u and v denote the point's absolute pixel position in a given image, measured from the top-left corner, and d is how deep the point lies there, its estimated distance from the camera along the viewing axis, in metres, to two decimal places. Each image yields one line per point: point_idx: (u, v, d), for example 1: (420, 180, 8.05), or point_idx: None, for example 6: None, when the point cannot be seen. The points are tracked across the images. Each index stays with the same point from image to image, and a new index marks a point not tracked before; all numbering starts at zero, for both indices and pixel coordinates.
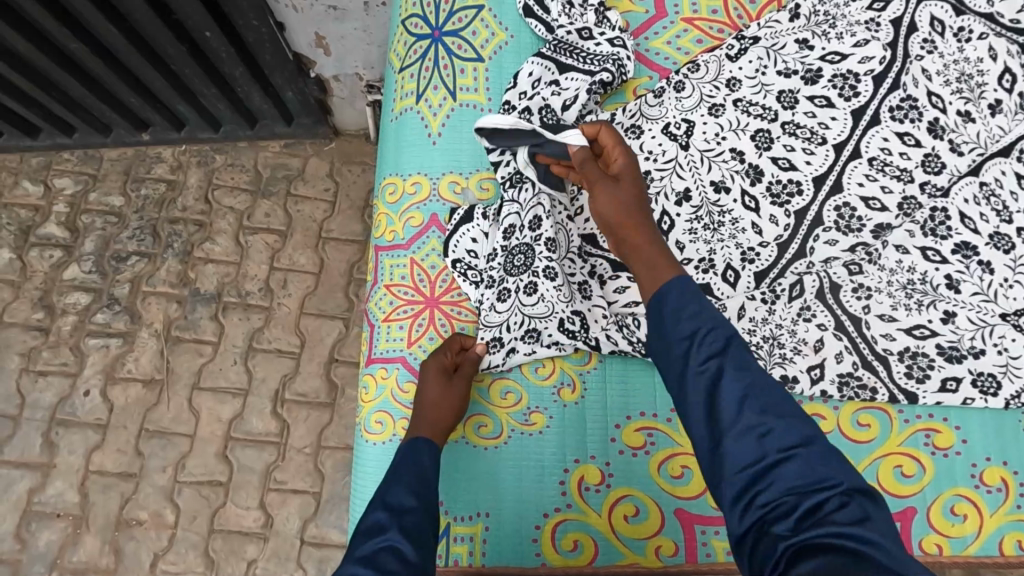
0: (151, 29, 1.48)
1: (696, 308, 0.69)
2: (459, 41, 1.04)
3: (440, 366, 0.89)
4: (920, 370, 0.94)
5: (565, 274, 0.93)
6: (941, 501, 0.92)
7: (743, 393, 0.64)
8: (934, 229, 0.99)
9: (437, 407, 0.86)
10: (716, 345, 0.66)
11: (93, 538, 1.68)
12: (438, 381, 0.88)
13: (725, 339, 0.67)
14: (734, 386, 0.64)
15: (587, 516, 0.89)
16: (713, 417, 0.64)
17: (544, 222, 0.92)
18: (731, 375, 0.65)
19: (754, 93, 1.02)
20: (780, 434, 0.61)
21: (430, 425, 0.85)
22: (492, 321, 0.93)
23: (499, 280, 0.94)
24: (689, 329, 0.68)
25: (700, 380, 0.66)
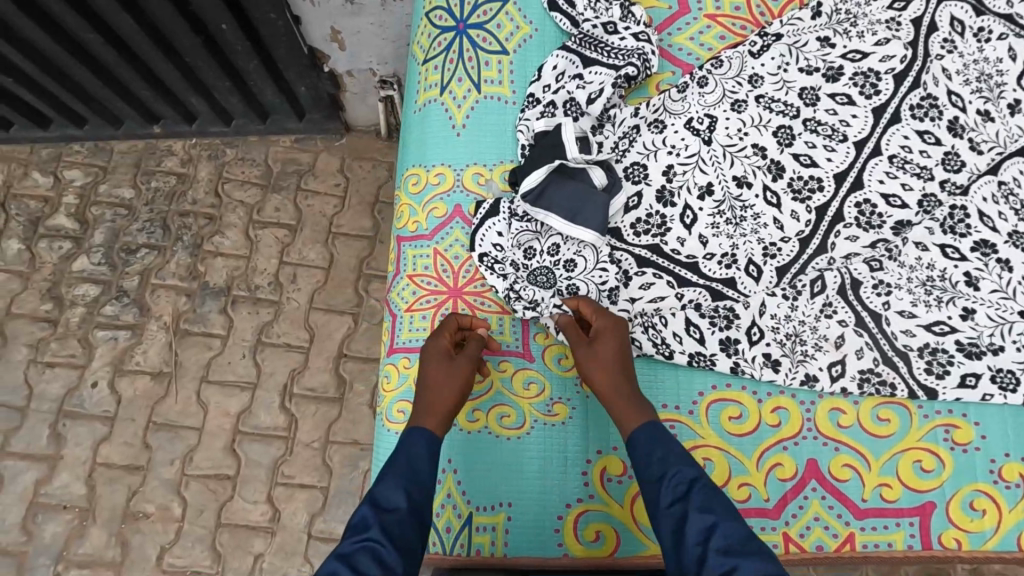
0: (168, 22, 1.50)
1: (669, 452, 0.77)
2: (483, 34, 1.05)
3: (438, 349, 0.87)
4: (940, 366, 0.95)
5: (591, 286, 0.94)
6: (960, 496, 0.93)
7: (710, 524, 0.70)
8: (953, 227, 0.99)
9: (438, 391, 0.84)
10: (684, 484, 0.74)
11: (99, 531, 1.68)
12: (438, 364, 0.86)
13: (690, 481, 0.75)
14: (697, 519, 0.71)
15: (609, 508, 0.90)
16: (681, 550, 0.70)
17: (563, 249, 0.96)
18: (695, 514, 0.71)
19: (776, 90, 1.03)
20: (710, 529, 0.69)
21: (428, 408, 0.83)
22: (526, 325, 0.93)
23: (524, 293, 0.95)
24: (659, 472, 0.76)
25: (671, 520, 0.73)
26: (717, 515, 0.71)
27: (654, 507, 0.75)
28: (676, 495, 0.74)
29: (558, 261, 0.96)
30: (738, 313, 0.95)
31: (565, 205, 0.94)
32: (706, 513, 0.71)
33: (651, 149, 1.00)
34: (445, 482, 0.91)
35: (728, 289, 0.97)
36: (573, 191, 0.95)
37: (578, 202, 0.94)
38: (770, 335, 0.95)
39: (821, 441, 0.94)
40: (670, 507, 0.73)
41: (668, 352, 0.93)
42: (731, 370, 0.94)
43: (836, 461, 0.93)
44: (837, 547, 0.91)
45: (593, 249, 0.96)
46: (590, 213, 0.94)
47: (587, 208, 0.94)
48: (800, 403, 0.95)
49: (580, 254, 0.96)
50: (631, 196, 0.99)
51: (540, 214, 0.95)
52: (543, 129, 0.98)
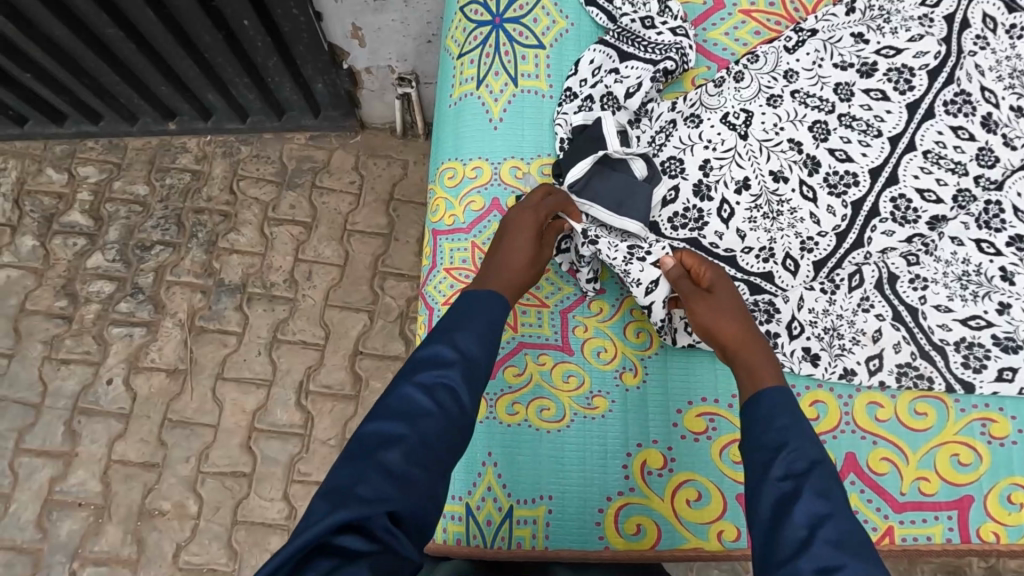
0: (191, 17, 1.49)
1: (793, 423, 0.72)
2: (520, 28, 1.05)
3: (535, 226, 0.89)
4: (976, 360, 0.95)
5: None
6: (997, 490, 0.93)
7: (824, 513, 0.65)
8: (988, 222, 1.00)
9: (522, 267, 0.87)
10: (801, 464, 0.69)
11: (115, 528, 1.67)
12: (530, 243, 0.88)
13: (811, 461, 0.69)
14: (810, 503, 0.66)
15: (649, 500, 0.89)
16: (781, 529, 0.65)
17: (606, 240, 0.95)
18: (810, 497, 0.66)
19: (811, 85, 1.04)
20: (809, 513, 0.65)
21: (512, 279, 0.86)
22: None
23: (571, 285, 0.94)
24: (778, 441, 0.71)
25: (778, 493, 0.68)
26: (831, 506, 0.66)
27: (760, 477, 0.70)
28: (790, 471, 0.69)
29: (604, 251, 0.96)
30: (778, 307, 0.95)
31: (611, 194, 0.95)
32: (822, 502, 0.66)
33: (688, 144, 1.01)
34: (484, 475, 0.91)
35: (766, 283, 0.97)
36: (617, 182, 0.95)
37: (624, 193, 0.95)
38: (808, 329, 0.95)
39: (859, 435, 0.94)
40: (782, 480, 0.69)
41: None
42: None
43: (875, 454, 0.93)
44: (876, 540, 0.91)
45: (637, 241, 0.95)
46: (635, 204, 0.94)
47: (632, 200, 0.95)
48: (837, 396, 0.95)
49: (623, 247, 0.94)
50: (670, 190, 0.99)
51: (584, 205, 0.94)
52: (584, 123, 0.98)
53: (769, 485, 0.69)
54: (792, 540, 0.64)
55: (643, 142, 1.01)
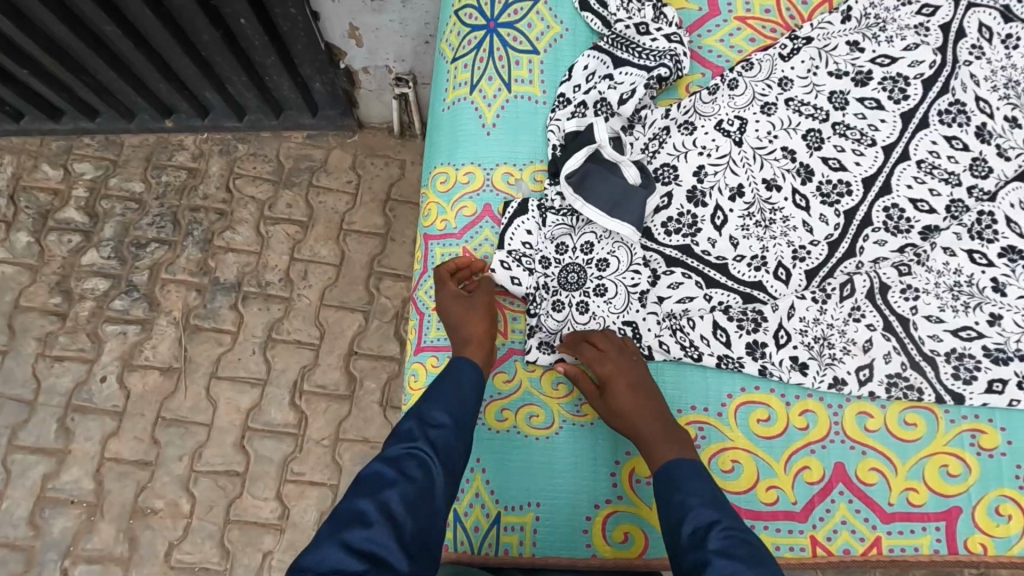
0: (189, 15, 1.49)
1: (688, 495, 0.78)
2: (514, 33, 1.05)
3: (452, 288, 0.94)
4: (967, 371, 0.95)
5: (621, 288, 0.96)
6: (986, 501, 0.93)
7: (732, 569, 0.68)
8: (980, 233, 1.00)
9: (468, 325, 0.91)
10: (704, 527, 0.74)
11: (108, 526, 1.67)
12: (456, 303, 0.93)
13: (710, 523, 0.74)
14: (716, 563, 0.69)
15: (637, 508, 0.89)
16: None
17: (597, 247, 0.97)
18: (717, 557, 0.70)
19: (806, 93, 1.03)
20: (721, 567, 0.69)
21: (468, 342, 0.89)
22: (549, 326, 0.95)
23: (553, 290, 0.96)
24: (680, 514, 0.76)
25: (692, 560, 0.72)
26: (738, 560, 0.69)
27: (679, 552, 0.74)
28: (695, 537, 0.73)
29: (592, 260, 0.97)
30: (766, 316, 0.96)
31: (605, 196, 0.95)
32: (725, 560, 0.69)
33: (682, 150, 1.00)
34: (473, 481, 0.91)
35: (758, 291, 0.97)
36: (613, 183, 0.95)
37: (618, 197, 0.94)
38: (797, 338, 0.96)
39: (848, 445, 0.94)
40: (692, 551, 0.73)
41: (697, 354, 0.94)
42: (759, 373, 0.94)
43: (864, 464, 0.93)
44: (864, 550, 0.91)
45: (627, 250, 0.96)
46: (630, 206, 0.94)
47: (625, 203, 0.94)
48: (827, 406, 0.95)
49: (615, 253, 0.96)
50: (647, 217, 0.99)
51: (578, 203, 0.95)
52: (576, 129, 0.98)
53: (682, 556, 0.73)
54: None
55: (636, 148, 1.01)
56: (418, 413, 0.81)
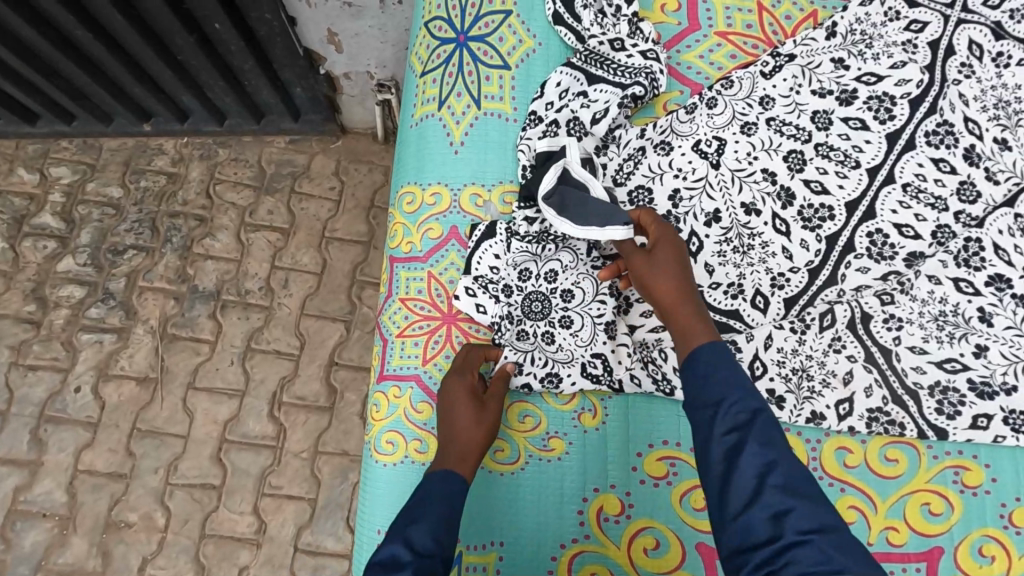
0: (161, 19, 1.42)
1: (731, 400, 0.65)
2: (485, 47, 1.01)
3: (468, 388, 0.85)
4: (951, 406, 0.91)
5: (587, 319, 0.91)
6: (969, 541, 0.89)
7: (770, 460, 0.61)
8: (968, 260, 0.96)
9: (473, 435, 0.81)
10: (745, 413, 0.64)
11: (80, 540, 1.60)
12: (469, 409, 0.83)
13: (753, 411, 0.64)
14: (771, 499, 0.59)
15: (605, 548, 0.86)
16: (731, 482, 0.62)
17: (561, 276, 0.93)
18: (755, 447, 0.62)
19: (788, 113, 1.00)
20: (756, 459, 0.61)
21: (468, 454, 0.79)
22: (518, 346, 0.90)
23: (518, 319, 0.91)
24: (718, 395, 0.65)
25: (722, 449, 0.63)
26: (776, 451, 0.62)
27: (721, 479, 0.63)
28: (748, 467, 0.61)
29: (556, 290, 0.92)
30: (742, 347, 0.92)
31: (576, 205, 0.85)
32: (785, 497, 0.59)
33: (657, 172, 0.96)
34: None
35: (734, 321, 0.94)
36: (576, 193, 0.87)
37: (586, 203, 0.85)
38: (774, 370, 0.91)
39: (825, 482, 0.90)
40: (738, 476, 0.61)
41: (669, 387, 0.89)
42: None
43: (841, 502, 0.90)
44: None
45: (592, 280, 0.92)
46: (593, 205, 0.84)
47: (591, 203, 0.84)
48: (805, 441, 0.91)
49: (580, 283, 0.92)
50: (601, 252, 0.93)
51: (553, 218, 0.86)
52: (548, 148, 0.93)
53: (711, 441, 0.64)
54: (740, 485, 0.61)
55: (610, 170, 0.97)
56: (405, 534, 0.67)
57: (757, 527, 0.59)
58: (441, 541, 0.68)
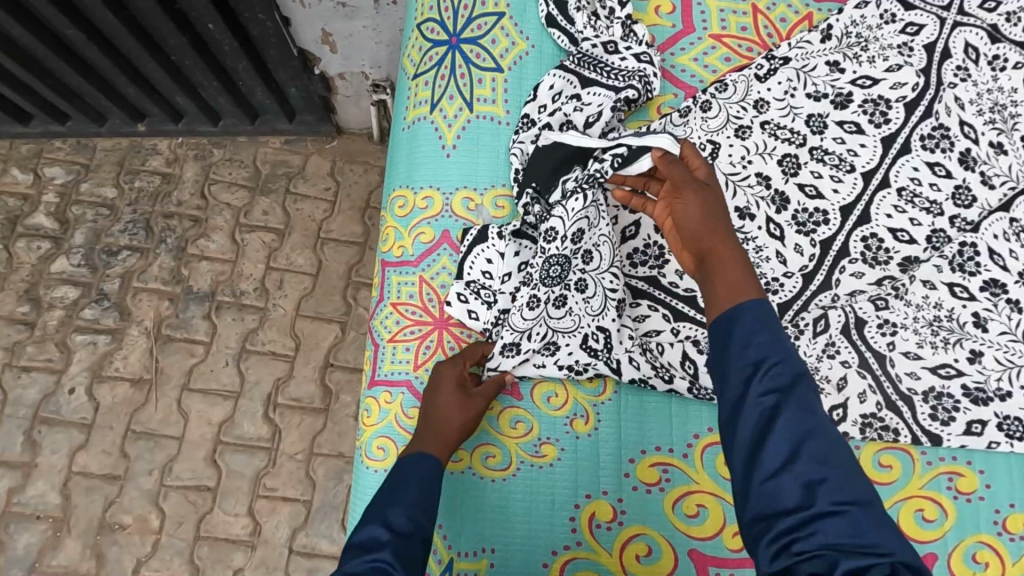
0: (154, 19, 1.40)
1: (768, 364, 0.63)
2: (477, 49, 1.00)
3: (456, 376, 0.85)
4: (945, 412, 0.91)
5: (599, 287, 0.87)
6: (963, 548, 0.88)
7: (809, 427, 0.60)
8: (962, 265, 0.95)
9: (453, 423, 0.82)
10: (786, 378, 0.62)
11: (74, 542, 1.59)
12: (454, 397, 0.83)
13: (794, 375, 0.62)
14: (805, 467, 0.58)
15: (597, 555, 0.85)
16: (763, 444, 0.60)
17: (586, 235, 0.87)
18: (792, 413, 0.60)
19: (783, 116, 0.99)
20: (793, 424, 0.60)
21: (445, 440, 0.80)
22: (515, 325, 0.88)
23: (534, 283, 0.90)
24: (756, 356, 0.64)
25: (758, 412, 0.62)
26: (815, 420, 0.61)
27: (751, 442, 0.61)
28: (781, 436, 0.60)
29: (578, 250, 0.88)
30: None
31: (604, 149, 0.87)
32: (818, 469, 0.58)
33: None
34: None
35: None
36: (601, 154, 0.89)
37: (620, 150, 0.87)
38: None
39: None
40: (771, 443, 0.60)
41: (667, 375, 0.89)
42: None
43: None
44: None
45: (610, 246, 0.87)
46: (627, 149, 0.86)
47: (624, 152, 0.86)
48: None
49: (599, 246, 0.87)
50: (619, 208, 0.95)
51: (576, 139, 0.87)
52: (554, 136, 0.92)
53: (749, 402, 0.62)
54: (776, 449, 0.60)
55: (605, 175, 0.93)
56: (384, 515, 0.70)
57: (787, 490, 0.58)
58: (419, 521, 0.71)
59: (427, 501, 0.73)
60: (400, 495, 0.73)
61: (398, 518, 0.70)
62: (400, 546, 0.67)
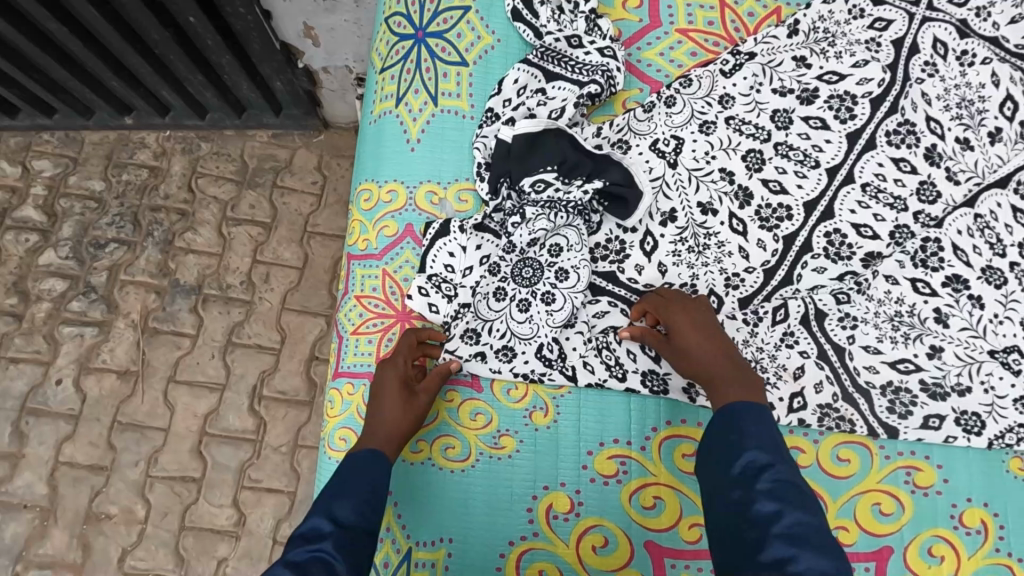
0: (134, 13, 1.39)
1: (748, 433, 0.72)
2: (442, 43, 1.01)
3: (399, 374, 0.86)
4: (902, 406, 0.91)
5: (567, 302, 0.90)
6: (919, 541, 0.89)
7: (766, 462, 0.69)
8: (925, 260, 0.95)
9: (396, 422, 0.83)
10: (745, 430, 0.72)
11: (61, 532, 1.61)
12: (397, 397, 0.84)
13: (752, 430, 0.72)
14: (763, 501, 0.66)
15: (554, 546, 0.86)
16: (724, 485, 0.71)
17: (564, 254, 0.91)
18: (750, 455, 0.70)
19: (747, 112, 0.99)
20: (749, 465, 0.70)
21: (389, 436, 0.82)
22: (480, 314, 0.91)
23: (503, 275, 0.92)
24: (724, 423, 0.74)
25: (722, 463, 0.72)
26: (773, 456, 0.70)
27: (716, 488, 0.72)
28: (742, 475, 0.70)
29: (554, 265, 0.91)
30: None
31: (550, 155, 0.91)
32: (774, 501, 0.66)
33: None
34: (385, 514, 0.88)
35: None
36: (559, 145, 0.91)
37: (572, 160, 0.91)
38: None
39: None
40: (737, 487, 0.70)
41: (621, 373, 0.90)
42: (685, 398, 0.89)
43: None
44: None
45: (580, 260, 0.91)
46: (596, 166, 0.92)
47: (579, 166, 0.91)
48: None
49: (578, 269, 0.91)
50: (592, 199, 0.93)
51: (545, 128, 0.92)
52: (528, 132, 0.92)
53: (714, 456, 0.73)
54: (733, 493, 0.69)
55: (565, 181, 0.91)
56: (329, 508, 0.74)
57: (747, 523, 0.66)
58: (364, 515, 0.75)
59: (372, 495, 0.77)
60: (346, 487, 0.76)
61: (344, 511, 0.74)
62: (344, 539, 0.71)
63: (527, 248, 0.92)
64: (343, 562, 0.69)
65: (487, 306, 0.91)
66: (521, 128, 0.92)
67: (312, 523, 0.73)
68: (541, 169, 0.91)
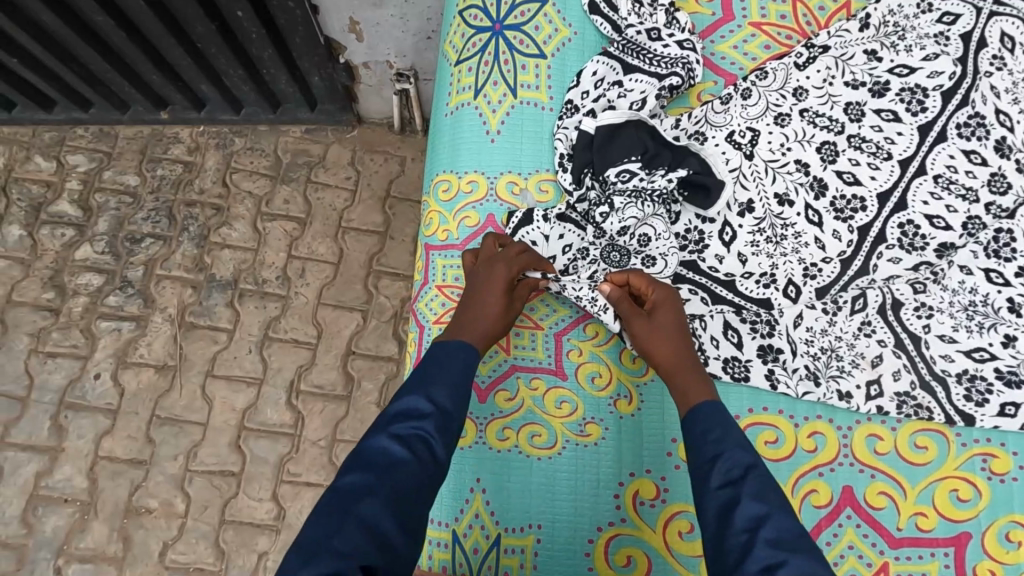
0: (183, 6, 1.40)
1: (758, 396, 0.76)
2: (520, 35, 1.02)
3: (506, 280, 0.86)
4: (979, 394, 0.92)
5: (658, 285, 0.92)
6: (996, 528, 0.89)
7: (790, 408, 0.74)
8: (997, 251, 0.97)
9: (491, 323, 0.85)
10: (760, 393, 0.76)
11: (102, 525, 1.60)
12: (499, 301, 0.85)
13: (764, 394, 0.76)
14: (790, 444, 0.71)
15: (641, 531, 0.87)
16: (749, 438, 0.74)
17: (653, 243, 0.93)
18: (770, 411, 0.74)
19: (821, 104, 1.01)
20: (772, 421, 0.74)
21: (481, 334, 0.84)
22: (575, 291, 0.91)
23: (593, 258, 0.94)
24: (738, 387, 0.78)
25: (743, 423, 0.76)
26: None
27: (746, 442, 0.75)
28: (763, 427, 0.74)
29: (644, 254, 0.93)
30: (779, 319, 0.94)
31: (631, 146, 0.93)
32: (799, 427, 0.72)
33: None
34: (471, 501, 0.88)
35: (764, 309, 0.95)
36: (642, 138, 0.93)
37: (653, 150, 0.93)
38: (802, 348, 0.93)
39: (857, 468, 0.90)
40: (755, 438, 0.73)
41: (703, 359, 0.91)
42: (768, 382, 0.92)
43: (871, 488, 0.90)
44: None
45: (667, 249, 0.93)
46: (675, 156, 0.95)
47: (660, 154, 0.93)
48: (837, 428, 0.92)
49: (666, 256, 0.93)
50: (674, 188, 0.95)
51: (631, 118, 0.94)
52: (612, 123, 0.94)
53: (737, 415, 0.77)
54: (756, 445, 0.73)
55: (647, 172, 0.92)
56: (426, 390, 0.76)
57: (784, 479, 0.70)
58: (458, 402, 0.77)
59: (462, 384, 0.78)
60: (437, 372, 0.79)
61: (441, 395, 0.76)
62: (442, 423, 0.74)
63: (617, 236, 0.93)
64: (438, 442, 0.73)
65: (577, 285, 0.91)
66: (605, 119, 0.94)
67: (410, 401, 0.76)
68: (625, 159, 0.92)
